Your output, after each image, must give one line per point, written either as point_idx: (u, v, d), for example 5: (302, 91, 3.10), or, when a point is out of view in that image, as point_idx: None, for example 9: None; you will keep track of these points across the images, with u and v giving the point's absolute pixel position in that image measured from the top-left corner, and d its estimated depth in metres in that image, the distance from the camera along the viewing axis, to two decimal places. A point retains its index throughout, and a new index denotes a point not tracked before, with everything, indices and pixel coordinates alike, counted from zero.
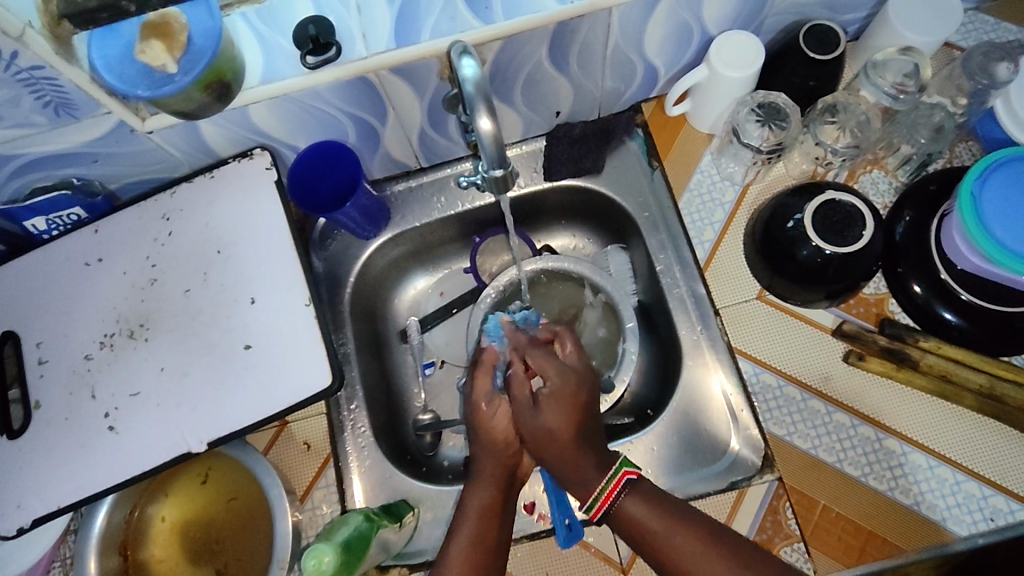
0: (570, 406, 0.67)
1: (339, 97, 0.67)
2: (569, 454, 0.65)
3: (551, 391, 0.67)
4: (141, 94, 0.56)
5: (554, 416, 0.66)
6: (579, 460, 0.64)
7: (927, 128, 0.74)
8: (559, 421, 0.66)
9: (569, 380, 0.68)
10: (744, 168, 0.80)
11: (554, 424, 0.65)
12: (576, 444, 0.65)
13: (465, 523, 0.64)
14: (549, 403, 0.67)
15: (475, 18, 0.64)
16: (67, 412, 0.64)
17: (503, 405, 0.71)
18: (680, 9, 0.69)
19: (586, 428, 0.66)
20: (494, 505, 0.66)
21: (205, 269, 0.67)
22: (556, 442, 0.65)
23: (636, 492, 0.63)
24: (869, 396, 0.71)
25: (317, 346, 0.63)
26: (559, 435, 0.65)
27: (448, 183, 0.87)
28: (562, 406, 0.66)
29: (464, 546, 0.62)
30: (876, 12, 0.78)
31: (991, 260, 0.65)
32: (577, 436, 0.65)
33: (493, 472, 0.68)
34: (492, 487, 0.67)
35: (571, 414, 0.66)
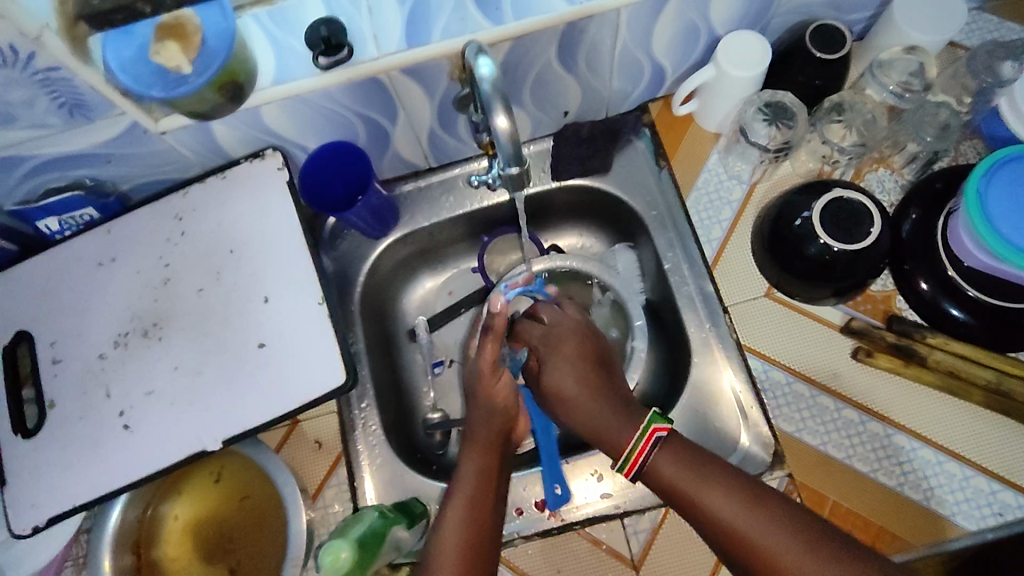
0: (582, 362, 0.73)
1: (351, 98, 0.68)
2: (590, 406, 0.70)
3: (560, 354, 0.74)
4: (156, 95, 0.57)
5: (569, 376, 0.72)
6: (603, 412, 0.69)
7: (933, 126, 0.75)
8: (575, 380, 0.71)
9: (573, 341, 0.75)
10: (751, 167, 0.81)
11: (570, 383, 0.71)
12: (596, 397, 0.70)
13: (459, 490, 0.65)
14: (559, 364, 0.73)
15: (485, 19, 0.65)
16: (81, 411, 0.64)
17: (504, 377, 0.73)
18: (688, 9, 0.69)
19: (602, 383, 0.71)
20: (487, 474, 0.67)
21: (218, 269, 0.67)
22: (575, 398, 0.71)
23: (668, 447, 0.64)
24: (878, 392, 0.72)
25: (330, 344, 0.64)
26: (578, 393, 0.71)
27: (457, 183, 0.87)
28: (574, 363, 0.73)
29: (458, 514, 0.63)
30: (881, 11, 0.79)
31: (997, 257, 0.65)
32: (594, 390, 0.70)
33: (484, 438, 0.70)
34: (485, 454, 0.68)
35: (586, 371, 0.72)
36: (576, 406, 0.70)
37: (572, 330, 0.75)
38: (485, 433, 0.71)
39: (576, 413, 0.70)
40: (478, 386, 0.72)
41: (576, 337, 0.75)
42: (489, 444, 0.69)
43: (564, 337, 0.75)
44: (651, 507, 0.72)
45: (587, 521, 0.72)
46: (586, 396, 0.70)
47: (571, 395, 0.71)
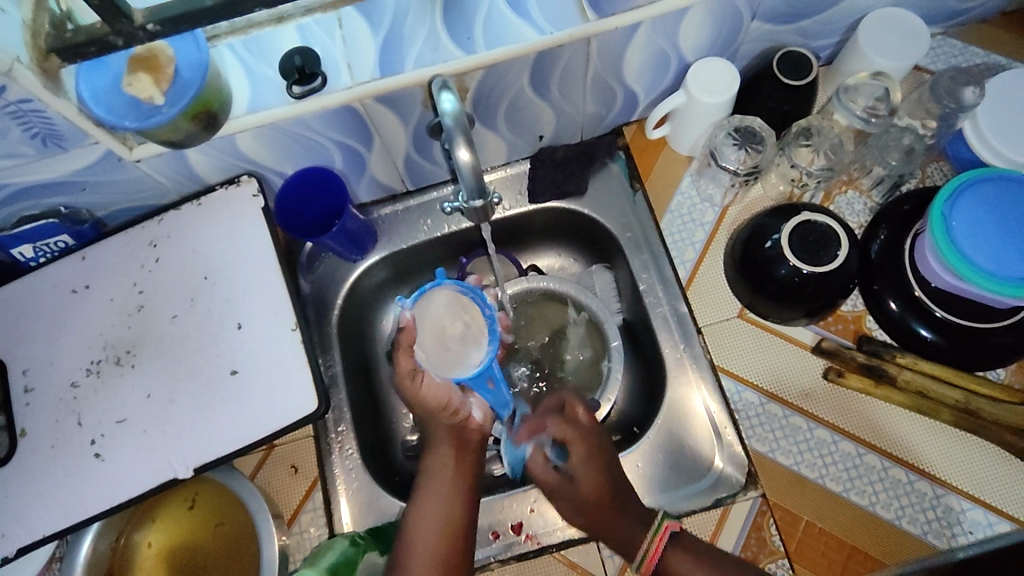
0: (597, 466, 0.69)
1: (326, 125, 0.69)
2: (609, 531, 0.67)
3: (580, 473, 0.68)
4: (128, 126, 0.58)
5: (590, 486, 0.68)
6: (621, 536, 0.66)
7: (898, 151, 0.78)
8: (595, 482, 0.68)
9: (602, 460, 0.69)
10: (722, 190, 0.82)
11: (588, 479, 0.68)
12: (617, 519, 0.66)
13: (435, 489, 0.68)
14: (581, 471, 0.68)
15: (457, 48, 0.66)
16: (53, 440, 0.63)
17: (426, 377, 0.70)
18: (657, 38, 0.71)
19: (627, 507, 0.67)
20: (456, 469, 0.70)
21: (192, 295, 0.67)
22: (592, 507, 0.67)
23: (678, 547, 0.65)
24: (850, 412, 0.73)
25: (304, 370, 0.64)
26: (596, 510, 0.67)
27: (435, 206, 0.88)
28: (597, 476, 0.68)
29: (435, 513, 0.66)
30: (846, 37, 0.81)
31: (963, 279, 0.66)
32: (614, 511, 0.67)
33: (444, 433, 0.71)
34: (448, 449, 0.71)
35: (614, 497, 0.67)
36: (601, 510, 0.67)
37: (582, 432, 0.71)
38: (442, 432, 0.71)
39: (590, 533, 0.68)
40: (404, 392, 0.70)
41: (592, 440, 0.70)
42: (451, 440, 0.71)
43: (580, 450, 0.70)
44: None
45: (561, 545, 0.72)
46: (606, 530, 0.67)
47: (587, 496, 0.67)
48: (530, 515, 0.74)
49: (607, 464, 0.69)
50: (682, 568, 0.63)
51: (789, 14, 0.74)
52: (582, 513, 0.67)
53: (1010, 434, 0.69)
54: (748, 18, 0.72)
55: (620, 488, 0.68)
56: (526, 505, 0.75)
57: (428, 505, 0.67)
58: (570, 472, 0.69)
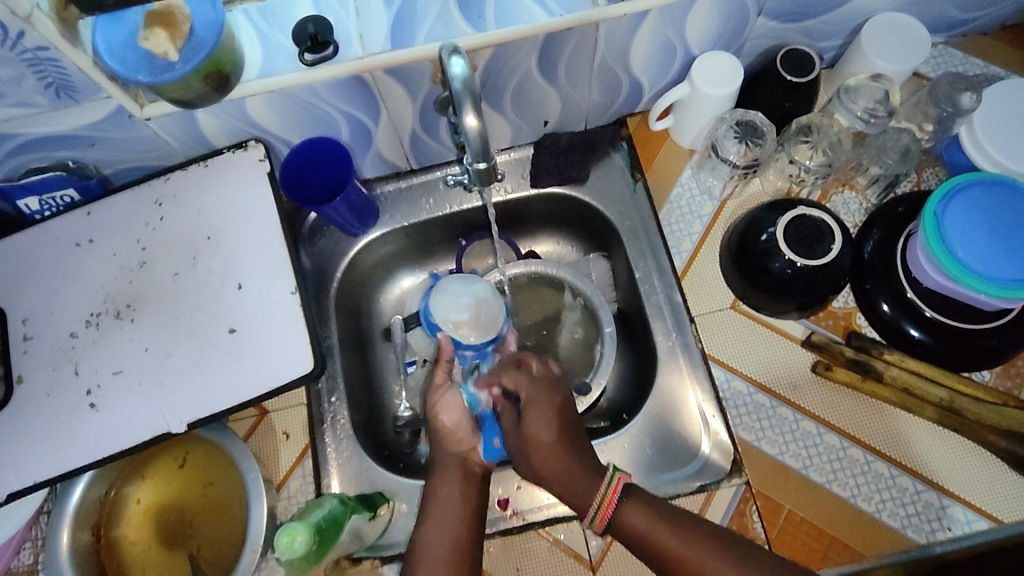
0: (556, 419, 0.68)
1: (335, 95, 0.70)
2: (555, 476, 0.65)
3: (530, 421, 0.68)
4: (142, 80, 0.58)
5: (539, 433, 0.67)
6: (569, 484, 0.65)
7: (895, 151, 0.78)
8: (549, 435, 0.67)
9: (550, 399, 0.69)
10: (722, 183, 0.83)
11: (538, 427, 0.67)
12: (565, 466, 0.65)
13: (441, 511, 0.64)
14: (534, 414, 0.68)
15: (468, 26, 0.67)
16: (49, 388, 0.64)
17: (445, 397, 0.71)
18: (665, 29, 0.72)
19: (577, 455, 0.66)
20: (467, 492, 0.66)
21: (194, 254, 0.68)
22: (544, 454, 0.66)
23: (636, 500, 0.62)
24: (836, 406, 0.74)
25: (301, 334, 0.65)
26: (541, 456, 0.66)
27: (438, 185, 0.89)
28: (549, 424, 0.67)
29: (444, 534, 0.63)
30: (850, 41, 0.82)
31: (953, 280, 0.68)
32: (560, 457, 0.66)
33: (454, 463, 0.68)
34: (459, 475, 0.67)
35: (558, 447, 0.66)
36: (548, 458, 0.66)
37: (543, 391, 0.70)
38: (449, 460, 0.68)
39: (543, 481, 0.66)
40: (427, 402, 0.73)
41: (545, 393, 0.70)
42: (460, 464, 0.68)
43: (536, 402, 0.69)
44: None
45: (547, 521, 0.73)
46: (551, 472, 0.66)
47: (537, 441, 0.67)
48: (517, 492, 0.76)
49: (555, 405, 0.69)
50: (630, 514, 0.61)
51: (795, 12, 0.75)
52: (531, 456, 0.67)
53: (992, 434, 0.70)
54: (754, 14, 0.74)
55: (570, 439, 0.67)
56: (514, 481, 0.76)
57: (439, 528, 0.63)
58: (523, 416, 0.69)
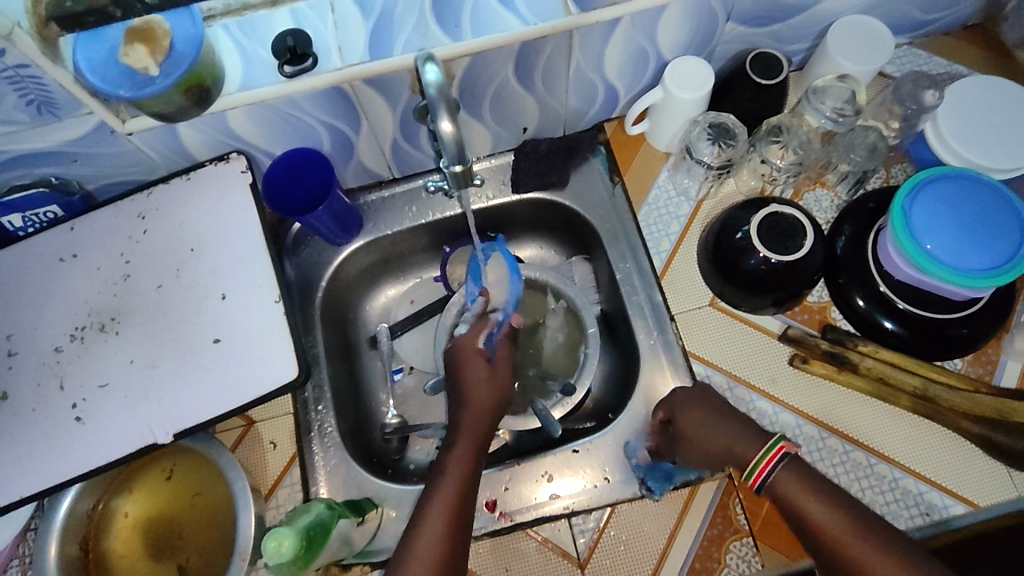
0: (723, 413, 0.69)
1: (315, 105, 0.71)
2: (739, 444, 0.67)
3: (682, 422, 0.71)
4: (122, 95, 0.60)
5: (710, 430, 0.68)
6: (740, 444, 0.66)
7: (863, 148, 0.81)
8: (729, 432, 0.67)
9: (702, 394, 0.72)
10: (697, 184, 0.85)
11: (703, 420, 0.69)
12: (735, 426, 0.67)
13: (451, 468, 0.68)
14: (691, 424, 0.70)
15: (443, 34, 0.69)
16: (35, 403, 0.64)
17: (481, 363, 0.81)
18: (636, 35, 0.74)
19: (740, 429, 0.67)
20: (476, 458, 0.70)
21: (178, 266, 0.69)
22: (724, 449, 0.67)
23: (790, 465, 0.62)
24: (813, 398, 0.75)
25: (286, 341, 0.65)
26: (733, 452, 0.67)
27: (420, 194, 0.91)
28: (706, 412, 0.69)
29: (446, 493, 0.65)
30: (817, 44, 0.85)
31: (921, 270, 0.70)
32: (743, 442, 0.66)
33: (474, 423, 0.74)
34: (473, 437, 0.73)
35: (745, 438, 0.67)
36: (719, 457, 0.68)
37: (689, 391, 0.73)
38: (472, 417, 0.75)
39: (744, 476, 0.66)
40: (460, 366, 0.81)
41: (690, 394, 0.72)
42: (476, 426, 0.74)
43: (681, 402, 0.72)
44: (598, 499, 0.75)
45: (536, 520, 0.74)
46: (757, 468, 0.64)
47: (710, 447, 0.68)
48: (505, 493, 0.76)
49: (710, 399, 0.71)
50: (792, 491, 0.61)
51: (762, 17, 0.78)
52: (706, 453, 0.69)
53: (966, 421, 0.72)
54: (722, 19, 0.76)
55: (743, 427, 0.67)
56: (502, 482, 0.77)
57: (449, 476, 0.67)
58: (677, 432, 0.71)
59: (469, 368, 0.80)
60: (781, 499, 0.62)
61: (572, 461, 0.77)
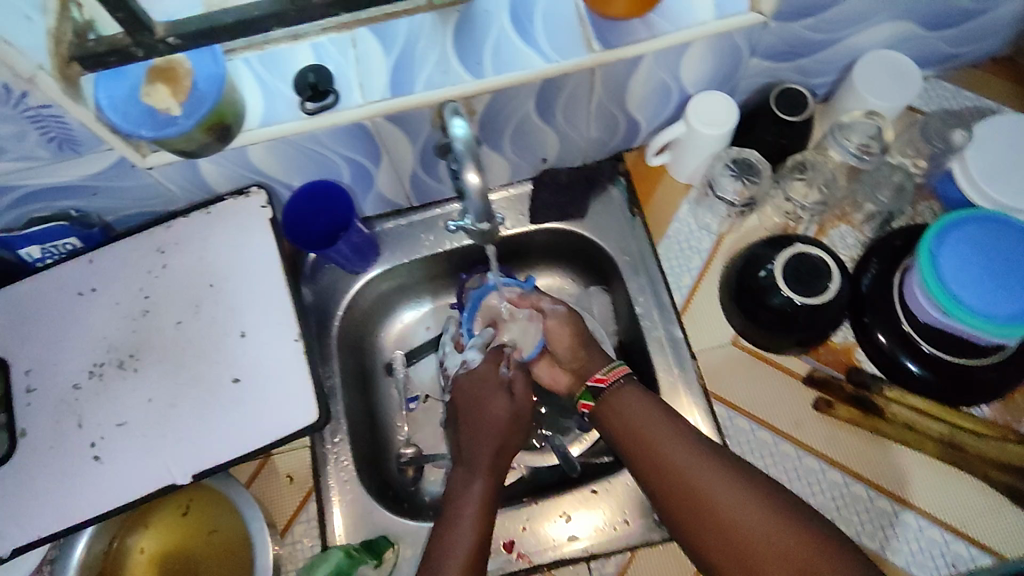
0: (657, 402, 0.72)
1: (335, 140, 0.70)
2: (650, 435, 0.70)
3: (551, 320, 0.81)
4: (144, 135, 0.59)
5: (670, 444, 0.67)
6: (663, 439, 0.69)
7: (889, 187, 0.81)
8: (682, 448, 0.67)
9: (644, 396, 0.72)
10: (720, 220, 0.84)
11: (660, 431, 0.69)
12: (655, 417, 0.70)
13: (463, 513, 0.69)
14: (554, 331, 0.81)
15: (466, 72, 0.68)
16: (52, 441, 0.64)
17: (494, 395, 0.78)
18: (659, 71, 0.73)
19: (588, 351, 0.79)
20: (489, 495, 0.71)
21: (197, 302, 0.68)
22: (677, 464, 0.66)
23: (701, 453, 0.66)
24: (838, 442, 0.74)
25: (304, 381, 0.65)
26: (683, 466, 0.65)
27: (437, 223, 0.89)
28: (643, 400, 0.72)
29: (465, 540, 0.67)
30: (843, 76, 0.84)
31: (948, 314, 0.69)
32: (694, 456, 0.66)
33: (486, 457, 0.74)
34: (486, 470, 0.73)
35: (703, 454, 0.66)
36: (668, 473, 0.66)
37: (640, 393, 0.73)
38: (483, 454, 0.74)
39: (691, 496, 0.64)
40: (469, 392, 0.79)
41: (644, 400, 0.72)
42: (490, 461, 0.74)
43: (628, 402, 0.72)
44: (617, 542, 0.75)
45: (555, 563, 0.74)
46: (714, 488, 0.63)
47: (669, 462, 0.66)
48: (522, 533, 0.76)
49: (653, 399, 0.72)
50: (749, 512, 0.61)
51: (788, 52, 0.76)
52: (655, 462, 0.68)
53: (996, 470, 0.71)
54: (747, 54, 0.75)
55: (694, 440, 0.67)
56: (520, 523, 0.76)
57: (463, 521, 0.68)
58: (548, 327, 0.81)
59: (481, 401, 0.78)
60: (734, 519, 0.61)
61: (591, 502, 0.77)
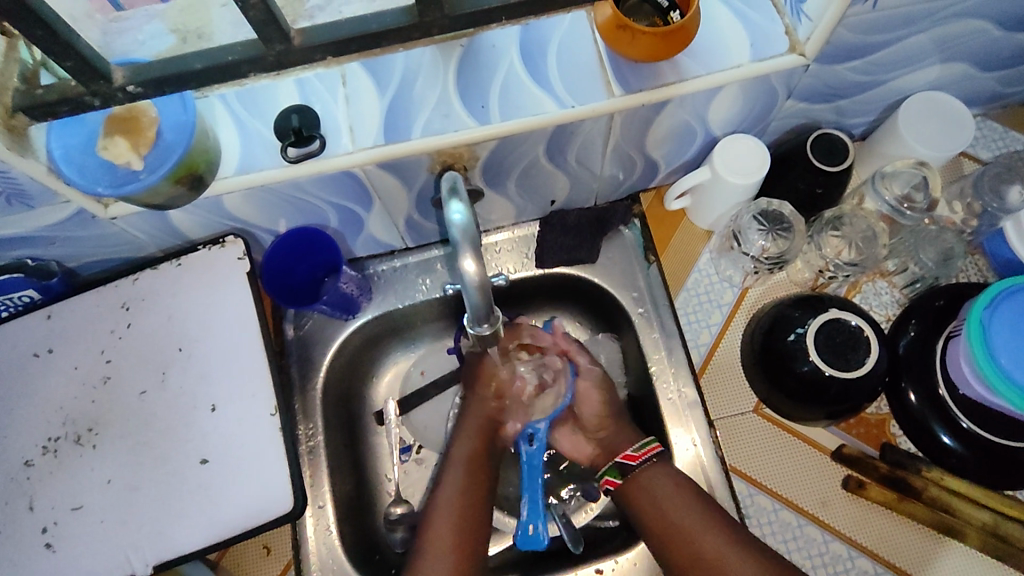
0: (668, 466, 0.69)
1: (322, 188, 0.63)
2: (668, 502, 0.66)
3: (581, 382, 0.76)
4: (101, 192, 0.52)
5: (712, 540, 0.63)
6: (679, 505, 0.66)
7: (934, 250, 0.73)
8: (714, 534, 0.64)
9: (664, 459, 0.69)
10: (743, 272, 0.77)
11: (696, 524, 0.64)
12: (667, 485, 0.67)
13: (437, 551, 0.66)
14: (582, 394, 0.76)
15: (469, 117, 0.61)
16: (0, 525, 0.57)
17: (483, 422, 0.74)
18: (683, 112, 0.65)
19: (618, 422, 0.75)
20: (464, 534, 0.68)
21: (165, 368, 0.62)
22: (720, 563, 0.62)
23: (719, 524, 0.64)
24: (869, 525, 0.68)
25: (281, 462, 0.58)
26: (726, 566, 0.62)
27: (435, 265, 0.82)
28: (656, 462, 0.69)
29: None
30: (883, 117, 0.76)
31: (989, 387, 0.62)
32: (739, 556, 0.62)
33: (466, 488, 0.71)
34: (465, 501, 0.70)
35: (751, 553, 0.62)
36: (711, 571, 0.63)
37: (667, 472, 0.68)
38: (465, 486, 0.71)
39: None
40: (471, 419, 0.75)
41: (676, 485, 0.67)
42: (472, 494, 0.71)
43: (659, 483, 0.67)
44: None
45: None
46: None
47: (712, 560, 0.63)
48: None
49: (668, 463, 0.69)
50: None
51: (827, 93, 0.69)
52: (694, 556, 0.64)
53: None
54: (783, 96, 0.67)
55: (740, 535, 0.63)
56: None
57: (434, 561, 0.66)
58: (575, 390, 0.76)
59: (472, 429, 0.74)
60: None
61: None
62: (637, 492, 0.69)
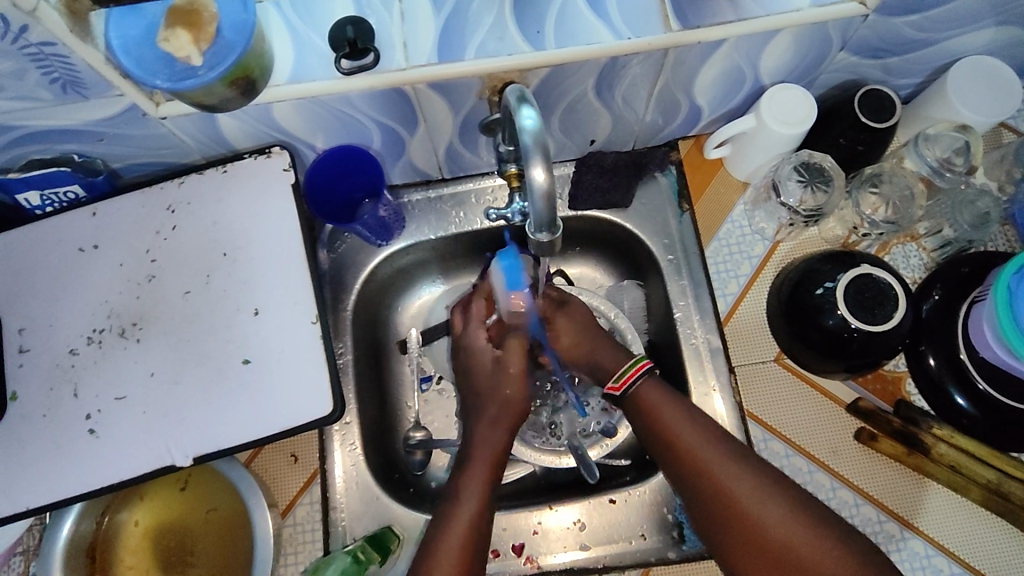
0: (679, 406, 0.66)
1: (369, 105, 0.63)
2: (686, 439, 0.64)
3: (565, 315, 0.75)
4: (160, 85, 0.52)
5: (737, 480, 0.61)
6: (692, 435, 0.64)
7: (972, 214, 0.74)
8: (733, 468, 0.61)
9: (662, 387, 0.68)
10: (776, 225, 0.78)
11: (735, 483, 0.61)
12: (666, 417, 0.65)
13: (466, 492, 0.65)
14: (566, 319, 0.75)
15: (525, 42, 0.60)
16: (45, 408, 0.60)
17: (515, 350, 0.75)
18: (737, 55, 0.65)
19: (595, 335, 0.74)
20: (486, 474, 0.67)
21: (208, 271, 0.64)
22: (778, 536, 0.58)
23: (729, 457, 0.62)
24: (875, 475, 0.71)
25: (319, 367, 0.61)
26: (778, 530, 0.58)
27: (469, 198, 0.83)
28: (657, 389, 0.67)
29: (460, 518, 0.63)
30: (931, 80, 0.76)
31: (1011, 352, 0.62)
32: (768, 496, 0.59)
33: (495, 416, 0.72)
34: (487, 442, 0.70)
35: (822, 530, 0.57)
36: (737, 513, 0.60)
37: (667, 390, 0.67)
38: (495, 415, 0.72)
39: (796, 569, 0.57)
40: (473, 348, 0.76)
41: (690, 420, 0.65)
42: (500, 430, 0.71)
43: (659, 398, 0.67)
44: (630, 556, 0.71)
45: (563, 570, 0.71)
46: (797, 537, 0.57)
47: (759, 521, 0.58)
48: (533, 537, 0.73)
49: (674, 397, 0.67)
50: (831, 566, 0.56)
51: (880, 48, 0.68)
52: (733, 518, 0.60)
53: None
54: (837, 47, 0.67)
55: (744, 461, 0.62)
56: (531, 525, 0.73)
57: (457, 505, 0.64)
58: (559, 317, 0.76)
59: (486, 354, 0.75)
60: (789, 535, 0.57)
61: (607, 512, 0.73)
62: (648, 415, 0.66)
